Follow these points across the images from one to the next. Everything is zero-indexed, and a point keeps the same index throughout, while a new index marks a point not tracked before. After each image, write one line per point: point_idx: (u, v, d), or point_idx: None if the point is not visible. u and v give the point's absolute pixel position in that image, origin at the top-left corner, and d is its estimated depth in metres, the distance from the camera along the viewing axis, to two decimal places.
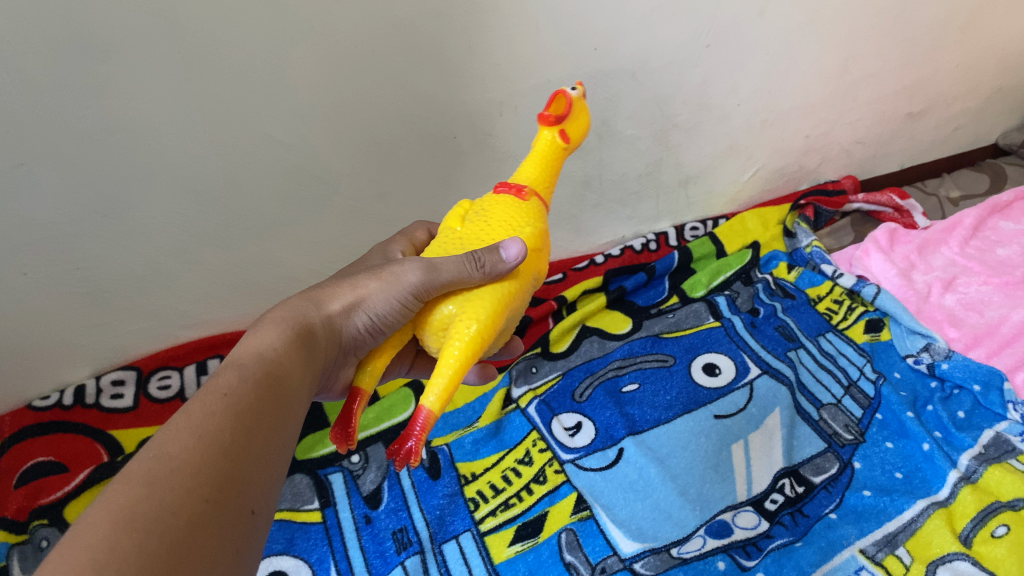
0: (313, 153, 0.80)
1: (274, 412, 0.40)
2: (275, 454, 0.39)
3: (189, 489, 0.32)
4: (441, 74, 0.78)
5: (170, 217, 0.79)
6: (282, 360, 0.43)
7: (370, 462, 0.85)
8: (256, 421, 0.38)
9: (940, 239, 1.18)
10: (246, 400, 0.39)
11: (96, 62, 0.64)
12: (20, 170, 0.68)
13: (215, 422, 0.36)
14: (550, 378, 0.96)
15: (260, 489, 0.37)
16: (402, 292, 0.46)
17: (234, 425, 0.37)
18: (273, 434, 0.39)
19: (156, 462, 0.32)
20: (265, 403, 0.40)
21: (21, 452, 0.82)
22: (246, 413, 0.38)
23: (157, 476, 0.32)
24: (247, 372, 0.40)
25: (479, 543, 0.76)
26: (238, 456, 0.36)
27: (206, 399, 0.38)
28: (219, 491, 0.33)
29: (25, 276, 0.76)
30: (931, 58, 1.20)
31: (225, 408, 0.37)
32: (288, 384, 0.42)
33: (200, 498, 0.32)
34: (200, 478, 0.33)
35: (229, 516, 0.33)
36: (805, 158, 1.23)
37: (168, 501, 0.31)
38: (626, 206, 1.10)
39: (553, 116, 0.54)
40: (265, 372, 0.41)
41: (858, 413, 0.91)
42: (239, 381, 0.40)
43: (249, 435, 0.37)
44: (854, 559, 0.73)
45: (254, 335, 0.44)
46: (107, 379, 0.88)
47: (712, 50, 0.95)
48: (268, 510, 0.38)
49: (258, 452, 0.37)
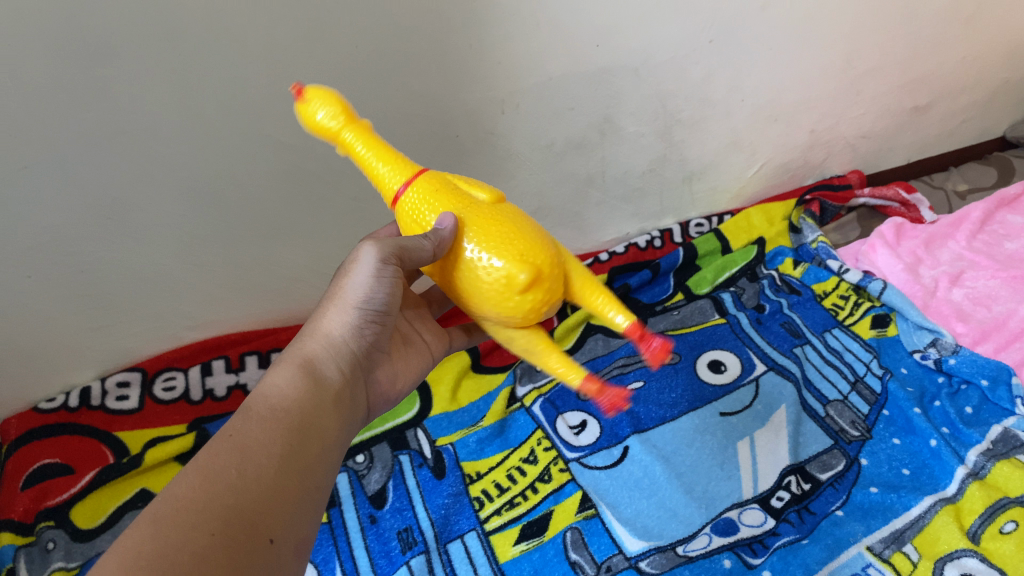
0: (315, 154, 0.80)
1: (290, 439, 0.43)
2: (300, 482, 0.41)
3: (194, 524, 0.35)
4: (443, 73, 0.78)
5: (173, 219, 0.79)
6: (299, 389, 0.47)
7: (375, 462, 0.85)
8: (264, 451, 0.41)
9: (947, 234, 1.17)
10: (251, 436, 0.42)
11: (95, 65, 0.64)
12: (23, 173, 0.68)
13: (221, 461, 0.39)
14: (555, 376, 0.95)
15: (282, 517, 0.39)
16: (372, 264, 0.51)
17: (241, 460, 0.40)
18: (290, 461, 0.42)
19: (160, 506, 0.35)
20: (277, 428, 0.43)
21: (28, 453, 0.82)
22: (253, 446, 0.41)
23: (161, 517, 0.35)
24: (252, 412, 0.44)
25: (484, 542, 0.76)
26: (247, 488, 0.38)
27: (214, 443, 0.41)
28: (228, 523, 0.36)
29: (29, 279, 0.77)
30: (936, 51, 1.19)
31: (230, 446, 0.40)
32: (309, 407, 0.46)
33: (206, 532, 0.34)
34: (206, 513, 0.36)
35: (243, 545, 0.35)
36: (810, 152, 1.22)
37: (174, 539, 0.33)
38: (631, 202, 1.10)
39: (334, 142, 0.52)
40: (273, 406, 0.45)
41: (864, 409, 0.90)
42: (244, 421, 0.43)
43: (257, 467, 0.40)
44: (861, 557, 0.73)
45: (267, 384, 0.47)
46: (112, 381, 0.88)
47: (715, 45, 0.94)
48: (299, 539, 0.39)
49: (273, 481, 0.40)
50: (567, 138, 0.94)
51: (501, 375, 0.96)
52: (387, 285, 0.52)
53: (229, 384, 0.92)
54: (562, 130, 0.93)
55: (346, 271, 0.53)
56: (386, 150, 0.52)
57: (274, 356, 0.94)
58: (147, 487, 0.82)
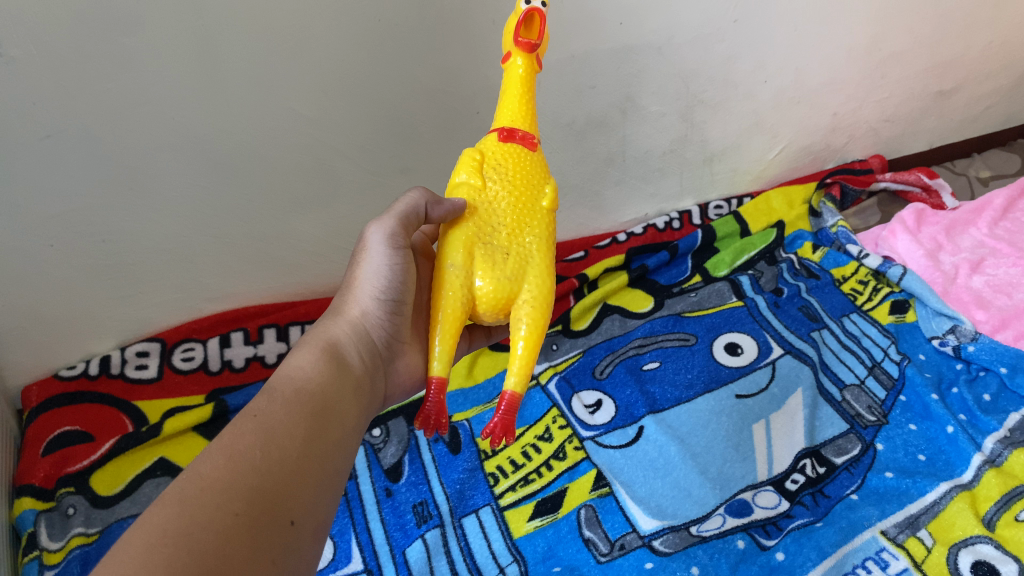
0: (333, 129, 0.80)
1: (314, 424, 0.43)
2: (320, 466, 0.41)
3: (218, 504, 0.34)
4: (465, 47, 0.78)
5: (193, 190, 0.79)
6: (321, 372, 0.47)
7: (391, 436, 0.85)
8: (289, 434, 0.41)
9: (968, 220, 1.16)
10: (277, 417, 0.41)
11: (119, 33, 0.64)
12: (45, 142, 0.68)
13: (246, 441, 0.39)
14: (570, 355, 0.96)
15: (303, 500, 0.39)
16: (383, 253, 0.52)
17: (266, 441, 0.40)
18: (312, 444, 0.42)
19: (186, 484, 0.35)
20: (301, 412, 0.43)
21: (49, 419, 0.83)
22: (277, 428, 0.41)
23: (187, 494, 0.34)
24: (278, 392, 0.43)
25: (499, 518, 0.76)
26: (269, 470, 0.38)
27: (239, 423, 0.41)
28: (252, 505, 0.36)
29: (51, 248, 0.77)
30: (964, 35, 1.18)
31: (255, 427, 0.40)
32: (331, 392, 0.46)
33: (230, 512, 0.34)
34: (231, 494, 0.35)
35: (264, 527, 0.35)
36: (833, 136, 1.21)
37: (200, 518, 0.33)
38: (650, 182, 1.09)
39: (526, 48, 0.52)
40: (298, 388, 0.44)
41: (881, 394, 0.90)
42: (269, 401, 0.43)
43: (281, 448, 0.40)
44: (875, 541, 0.73)
45: (292, 362, 0.47)
46: (132, 350, 0.88)
47: (738, 25, 0.93)
48: (318, 523, 0.39)
49: (295, 464, 0.40)
50: (588, 116, 0.93)
51: None
52: (401, 272, 0.52)
53: (247, 356, 0.92)
54: (583, 108, 0.92)
55: (361, 259, 0.53)
56: (526, 100, 0.53)
57: (292, 329, 0.94)
58: (167, 457, 0.82)
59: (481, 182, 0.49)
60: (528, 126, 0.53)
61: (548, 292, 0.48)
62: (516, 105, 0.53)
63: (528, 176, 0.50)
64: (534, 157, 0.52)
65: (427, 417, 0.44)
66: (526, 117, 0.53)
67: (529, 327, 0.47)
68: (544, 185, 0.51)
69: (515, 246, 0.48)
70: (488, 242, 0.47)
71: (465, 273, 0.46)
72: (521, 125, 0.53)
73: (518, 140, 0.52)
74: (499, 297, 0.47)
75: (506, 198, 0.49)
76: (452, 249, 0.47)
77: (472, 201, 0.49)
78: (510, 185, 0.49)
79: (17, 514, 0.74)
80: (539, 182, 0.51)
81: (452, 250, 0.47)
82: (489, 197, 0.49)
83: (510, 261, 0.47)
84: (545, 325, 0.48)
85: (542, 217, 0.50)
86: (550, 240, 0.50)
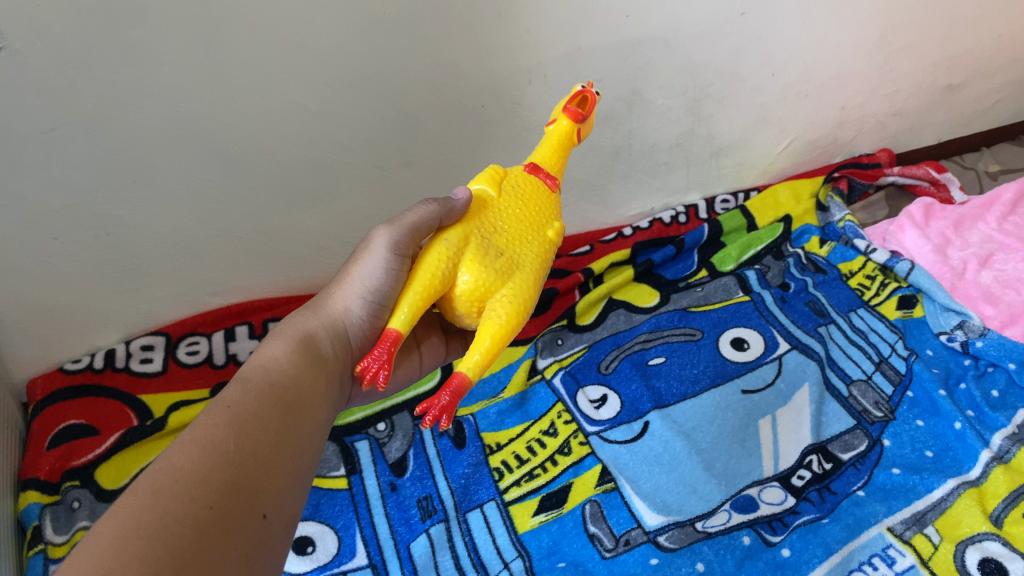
0: (339, 123, 0.79)
1: (286, 418, 0.42)
2: (291, 461, 0.41)
3: (192, 496, 0.34)
4: (472, 39, 0.77)
5: (198, 184, 0.79)
6: (294, 364, 0.46)
7: (396, 431, 0.85)
8: (262, 428, 0.41)
9: (977, 215, 1.15)
10: (251, 410, 0.41)
11: (123, 25, 0.63)
12: (50, 135, 0.68)
13: (219, 433, 0.39)
14: (575, 350, 0.95)
15: (276, 495, 0.39)
16: (382, 255, 0.50)
17: (240, 434, 0.39)
18: (283, 439, 0.41)
19: (159, 474, 0.35)
20: (273, 404, 0.42)
21: (55, 412, 0.83)
22: (251, 420, 0.40)
23: (161, 485, 0.34)
24: (251, 384, 0.43)
25: (503, 513, 0.76)
26: (243, 463, 0.38)
27: (211, 414, 0.40)
28: (226, 498, 0.35)
29: (56, 241, 0.77)
30: (973, 28, 1.17)
31: (229, 419, 0.40)
32: (303, 386, 0.45)
33: (204, 505, 0.34)
34: (205, 486, 0.35)
35: (238, 520, 0.35)
36: (840, 130, 1.20)
37: (173, 508, 0.33)
38: (656, 176, 1.08)
39: (574, 108, 0.56)
40: (271, 380, 0.44)
41: (889, 390, 0.89)
42: (241, 392, 0.42)
43: (254, 442, 0.39)
44: (882, 537, 0.73)
45: (266, 353, 0.47)
46: (136, 344, 0.89)
47: (746, 18, 0.93)
48: (288, 518, 0.39)
49: (268, 458, 0.39)
50: (594, 110, 0.93)
51: (523, 348, 0.95)
52: (396, 278, 0.51)
53: (252, 350, 0.92)
54: None
55: (358, 258, 0.52)
56: (559, 153, 0.56)
57: None
58: None
59: (495, 193, 0.51)
60: (553, 173, 0.55)
61: (528, 301, 0.47)
62: (548, 149, 0.56)
63: (541, 205, 0.52)
64: (552, 196, 0.54)
65: (373, 362, 0.41)
66: (555, 165, 0.56)
67: (500, 317, 0.45)
68: (553, 219, 0.52)
69: (510, 251, 0.48)
70: (485, 238, 0.48)
71: (454, 251, 0.46)
72: (548, 165, 0.55)
73: (539, 172, 0.54)
74: (480, 285, 0.46)
75: (512, 212, 0.51)
76: (449, 231, 0.48)
77: (482, 206, 0.50)
78: (522, 204, 0.51)
79: (21, 508, 0.74)
80: (550, 215, 0.52)
81: (449, 233, 0.48)
82: (498, 207, 0.51)
83: (501, 258, 0.47)
84: (517, 327, 0.46)
85: (543, 240, 0.51)
86: (544, 263, 0.50)
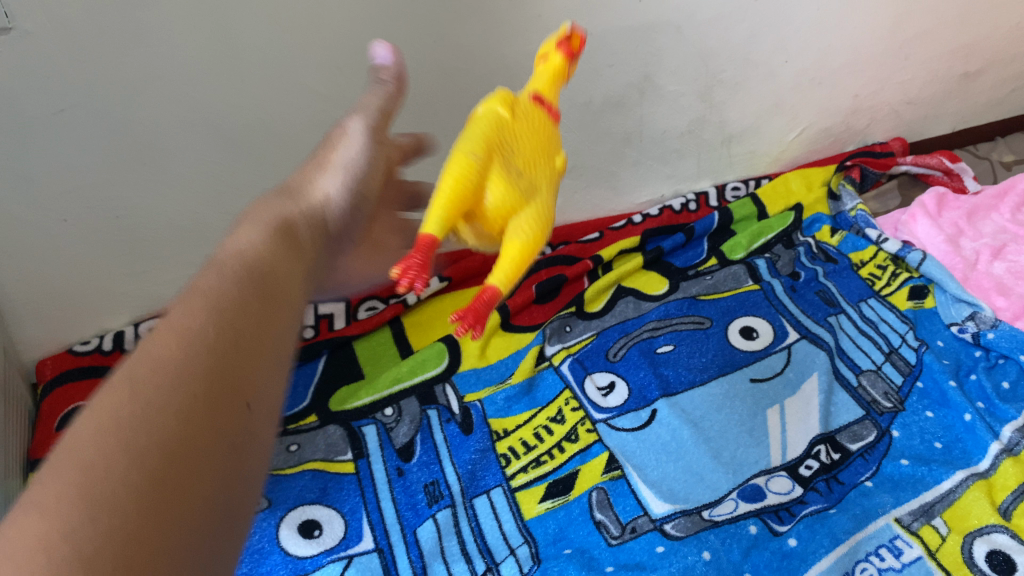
0: (348, 107, 0.79)
1: (262, 307, 0.32)
2: (260, 359, 0.30)
3: (173, 382, 0.26)
4: (483, 24, 0.77)
5: (207, 168, 0.79)
6: (272, 247, 0.35)
7: (403, 415, 0.85)
8: (246, 313, 0.31)
9: (990, 205, 1.14)
10: (228, 293, 0.31)
11: (133, 7, 0.63)
12: (59, 116, 0.68)
13: (193, 320, 0.29)
14: (583, 337, 0.95)
15: (261, 387, 0.29)
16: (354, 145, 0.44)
17: (215, 320, 0.29)
18: (280, 323, 0.32)
19: (125, 366, 0.26)
20: (250, 289, 0.32)
21: (64, 393, 0.83)
22: (227, 302, 0.30)
23: (133, 378, 0.25)
24: (223, 266, 0.33)
25: (510, 499, 0.76)
26: (228, 350, 0.28)
27: (177, 303, 0.30)
28: (214, 386, 0.27)
29: (65, 223, 0.77)
30: (990, 16, 1.15)
31: (199, 306, 0.30)
32: (286, 267, 0.35)
33: (189, 392, 0.26)
34: (183, 377, 0.26)
35: (229, 414, 0.27)
36: (853, 118, 1.19)
37: (151, 402, 0.25)
38: (667, 163, 1.08)
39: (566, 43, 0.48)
40: (247, 261, 0.34)
41: (898, 380, 0.89)
42: (213, 276, 0.32)
43: (230, 328, 0.29)
44: (889, 528, 0.72)
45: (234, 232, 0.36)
46: (145, 326, 0.89)
47: (761, 3, 0.92)
48: (275, 412, 0.30)
49: (240, 349, 0.29)
50: (606, 96, 0.92)
51: (531, 334, 0.95)
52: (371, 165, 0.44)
53: None
54: (601, 87, 0.91)
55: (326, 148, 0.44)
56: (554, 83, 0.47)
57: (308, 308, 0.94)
58: None
59: (507, 112, 0.43)
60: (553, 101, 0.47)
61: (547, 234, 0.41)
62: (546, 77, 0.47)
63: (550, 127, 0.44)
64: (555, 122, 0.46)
65: (410, 268, 0.35)
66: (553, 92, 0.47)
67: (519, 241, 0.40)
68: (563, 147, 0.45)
69: (533, 179, 0.41)
70: (506, 161, 0.41)
71: (478, 171, 0.39)
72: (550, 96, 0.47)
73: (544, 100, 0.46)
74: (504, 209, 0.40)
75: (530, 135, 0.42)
76: (467, 145, 0.40)
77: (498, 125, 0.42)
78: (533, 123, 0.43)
79: None
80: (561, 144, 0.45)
81: (468, 145, 0.40)
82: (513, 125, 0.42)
83: (524, 183, 0.40)
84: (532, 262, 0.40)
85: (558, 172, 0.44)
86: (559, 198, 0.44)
